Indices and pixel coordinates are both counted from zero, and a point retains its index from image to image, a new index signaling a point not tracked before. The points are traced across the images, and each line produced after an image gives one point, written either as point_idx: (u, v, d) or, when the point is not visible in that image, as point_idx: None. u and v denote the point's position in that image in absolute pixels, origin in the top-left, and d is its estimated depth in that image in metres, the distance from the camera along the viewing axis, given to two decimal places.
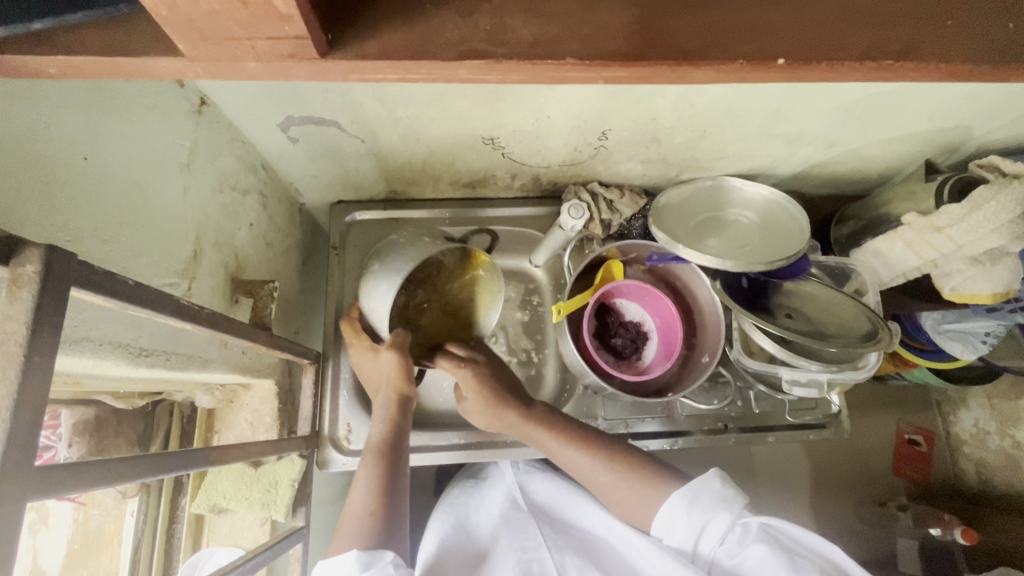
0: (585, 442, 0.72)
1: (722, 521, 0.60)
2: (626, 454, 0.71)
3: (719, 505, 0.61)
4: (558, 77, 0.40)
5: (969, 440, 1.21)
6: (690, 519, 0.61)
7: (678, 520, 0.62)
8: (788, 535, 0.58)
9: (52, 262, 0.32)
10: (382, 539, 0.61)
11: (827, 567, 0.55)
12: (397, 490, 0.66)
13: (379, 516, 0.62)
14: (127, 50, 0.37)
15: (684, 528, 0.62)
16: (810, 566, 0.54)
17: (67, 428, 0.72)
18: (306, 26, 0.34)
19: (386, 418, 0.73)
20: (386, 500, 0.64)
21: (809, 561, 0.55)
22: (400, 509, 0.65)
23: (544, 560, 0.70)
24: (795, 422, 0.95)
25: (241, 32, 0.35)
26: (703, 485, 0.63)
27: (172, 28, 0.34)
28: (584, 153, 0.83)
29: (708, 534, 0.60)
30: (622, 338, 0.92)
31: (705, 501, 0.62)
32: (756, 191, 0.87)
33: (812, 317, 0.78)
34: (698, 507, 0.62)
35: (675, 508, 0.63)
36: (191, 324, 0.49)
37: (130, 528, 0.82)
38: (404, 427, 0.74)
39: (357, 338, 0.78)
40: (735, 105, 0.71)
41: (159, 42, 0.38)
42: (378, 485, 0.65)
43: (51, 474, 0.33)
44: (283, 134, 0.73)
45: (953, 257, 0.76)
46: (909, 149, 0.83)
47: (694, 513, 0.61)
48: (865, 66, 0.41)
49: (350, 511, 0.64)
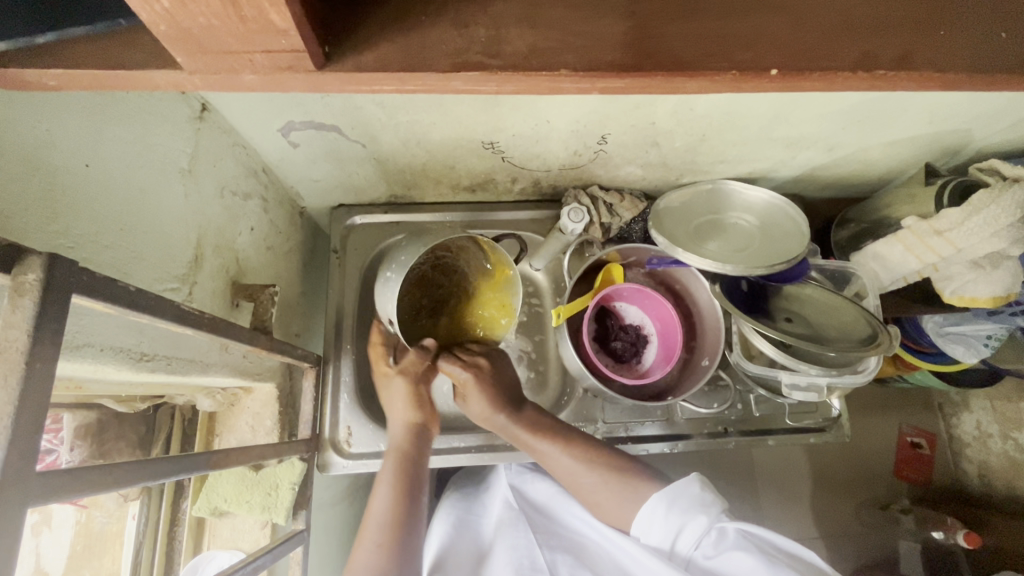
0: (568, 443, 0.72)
1: (698, 523, 0.61)
2: (611, 456, 0.71)
3: (696, 508, 0.62)
4: (555, 88, 0.40)
5: (972, 442, 1.20)
6: (668, 521, 0.63)
7: (656, 521, 0.64)
8: (765, 540, 0.59)
9: (53, 271, 0.33)
10: (395, 570, 0.61)
11: (804, 570, 0.55)
12: (411, 517, 0.66)
13: (392, 536, 0.64)
14: (128, 62, 0.38)
15: (662, 529, 0.63)
16: (784, 570, 0.54)
17: (68, 432, 0.72)
18: (302, 39, 0.34)
19: (402, 437, 0.74)
20: (399, 529, 0.65)
21: (786, 565, 0.55)
22: (418, 529, 0.66)
23: (535, 556, 0.71)
24: (795, 425, 0.95)
25: (237, 46, 0.35)
26: (681, 488, 0.64)
27: (169, 41, 0.34)
28: (584, 157, 0.84)
29: (685, 536, 0.61)
30: (622, 342, 0.92)
31: (682, 504, 0.63)
32: (756, 195, 0.87)
33: (812, 321, 0.78)
34: (675, 509, 0.63)
35: (653, 511, 0.64)
36: (192, 329, 0.50)
37: (132, 531, 0.82)
38: (423, 445, 0.75)
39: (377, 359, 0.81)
40: (735, 110, 0.71)
41: (159, 55, 0.38)
42: (393, 504, 0.66)
43: (54, 480, 0.34)
44: (284, 139, 0.73)
45: (954, 261, 0.76)
46: (909, 152, 0.83)
47: (671, 515, 0.63)
48: (857, 75, 0.41)
49: (365, 531, 0.65)
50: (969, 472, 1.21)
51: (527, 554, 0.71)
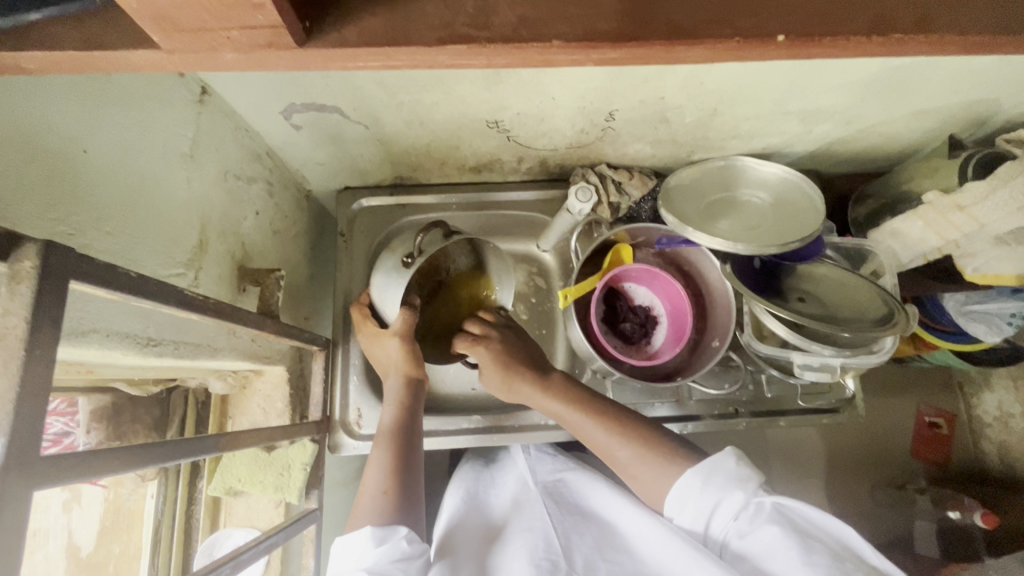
0: (597, 417, 0.70)
1: (734, 498, 0.57)
2: (643, 430, 0.68)
3: (733, 484, 0.58)
4: (547, 61, 0.39)
5: (992, 422, 1.18)
6: (703, 496, 0.58)
7: (691, 497, 0.59)
8: (804, 516, 0.54)
9: (49, 259, 0.33)
10: (397, 516, 0.62)
11: (842, 551, 0.51)
12: (410, 467, 0.68)
13: (392, 495, 0.63)
14: (103, 43, 0.36)
15: (696, 506, 0.59)
16: (823, 551, 0.50)
17: (84, 414, 0.74)
18: (280, 14, 0.33)
19: (399, 402, 0.74)
20: (400, 480, 0.65)
21: (822, 543, 0.51)
22: (417, 487, 0.66)
23: (550, 539, 0.68)
24: (808, 406, 0.94)
25: (214, 22, 0.34)
26: (717, 462, 0.60)
27: (145, 19, 0.33)
28: (591, 134, 0.82)
29: (721, 512, 0.58)
30: (631, 323, 0.91)
31: (719, 478, 0.59)
32: (770, 171, 0.84)
33: (825, 300, 0.76)
34: (710, 485, 0.59)
35: (688, 486, 0.60)
36: (197, 314, 0.50)
37: (151, 509, 0.85)
38: (417, 410, 0.75)
39: (364, 323, 0.81)
40: (750, 81, 0.68)
41: (128, 34, 0.37)
42: (391, 466, 0.66)
43: (62, 463, 0.35)
44: (287, 121, 0.72)
45: (977, 237, 0.73)
46: (933, 124, 0.80)
47: (708, 491, 0.59)
48: (872, 40, 0.39)
49: (363, 492, 0.65)
50: (988, 452, 1.19)
51: (543, 536, 0.69)
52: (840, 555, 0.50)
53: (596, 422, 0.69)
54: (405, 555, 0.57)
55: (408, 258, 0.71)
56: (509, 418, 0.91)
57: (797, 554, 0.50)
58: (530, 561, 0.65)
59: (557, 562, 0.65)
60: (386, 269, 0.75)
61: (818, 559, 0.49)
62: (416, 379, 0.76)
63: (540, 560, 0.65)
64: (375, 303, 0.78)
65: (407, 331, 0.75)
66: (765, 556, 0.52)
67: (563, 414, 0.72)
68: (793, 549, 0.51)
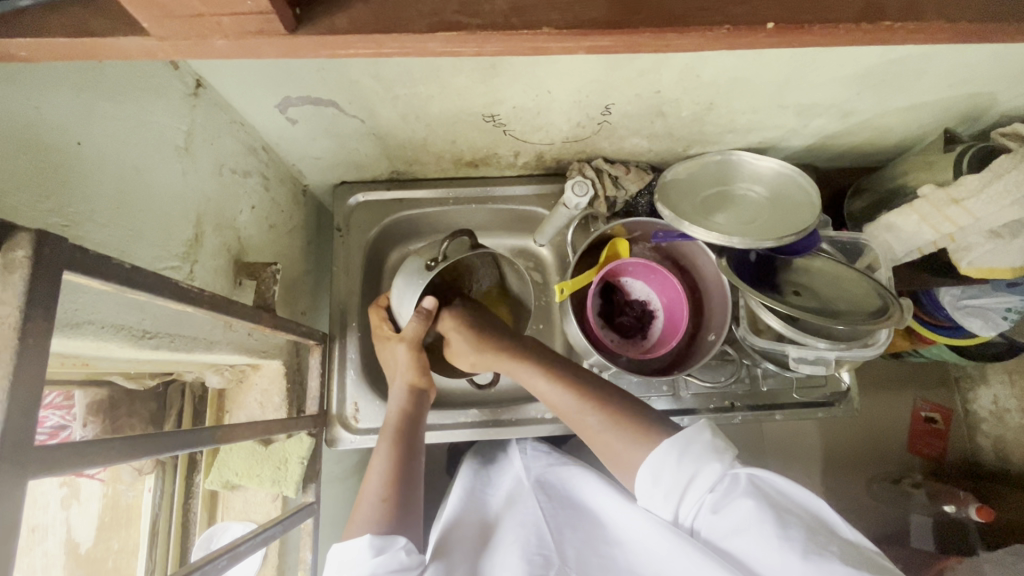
0: (569, 385, 0.69)
1: (712, 470, 0.56)
2: (615, 395, 0.67)
3: (709, 456, 0.57)
4: (538, 48, 0.39)
5: (987, 417, 1.19)
6: (680, 468, 0.57)
7: (668, 467, 0.57)
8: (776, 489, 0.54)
9: (42, 248, 0.33)
10: (396, 524, 0.61)
11: (814, 525, 0.50)
12: (410, 475, 0.67)
13: (391, 503, 0.63)
14: (91, 31, 0.36)
15: (671, 478, 0.57)
16: (798, 525, 0.50)
17: (81, 409, 0.74)
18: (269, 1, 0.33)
19: (401, 408, 0.75)
20: (399, 488, 0.65)
21: (794, 515, 0.51)
22: (417, 498, 0.66)
23: (543, 534, 0.66)
24: (803, 400, 0.94)
25: (203, 8, 0.34)
26: (694, 435, 0.59)
27: (134, 6, 0.33)
28: (588, 129, 0.82)
29: (696, 485, 0.57)
30: (627, 317, 0.92)
31: (696, 450, 0.58)
32: (766, 165, 0.84)
33: (820, 293, 0.77)
34: (686, 458, 0.57)
35: (664, 458, 0.58)
36: (193, 306, 0.50)
37: (149, 503, 0.85)
38: (420, 420, 0.75)
39: (380, 328, 0.83)
40: (745, 75, 0.68)
41: (120, 22, 0.36)
42: (390, 473, 0.66)
43: (56, 454, 0.35)
44: (282, 115, 0.72)
45: (971, 230, 0.73)
46: (928, 118, 0.80)
47: (683, 464, 0.57)
48: (863, 27, 0.39)
49: (363, 498, 0.65)
50: (983, 446, 1.20)
51: (534, 532, 0.66)
52: (812, 529, 0.49)
53: (567, 391, 0.69)
54: (402, 565, 0.57)
55: (430, 263, 0.76)
56: (505, 412, 0.92)
57: (771, 526, 0.49)
58: (522, 556, 0.62)
59: (550, 556, 0.62)
60: (410, 274, 0.78)
61: (792, 533, 0.49)
62: (421, 391, 0.78)
63: (531, 554, 0.62)
64: (393, 306, 0.81)
65: (417, 337, 0.77)
66: (739, 529, 0.51)
67: (535, 385, 0.72)
68: (768, 523, 0.50)
